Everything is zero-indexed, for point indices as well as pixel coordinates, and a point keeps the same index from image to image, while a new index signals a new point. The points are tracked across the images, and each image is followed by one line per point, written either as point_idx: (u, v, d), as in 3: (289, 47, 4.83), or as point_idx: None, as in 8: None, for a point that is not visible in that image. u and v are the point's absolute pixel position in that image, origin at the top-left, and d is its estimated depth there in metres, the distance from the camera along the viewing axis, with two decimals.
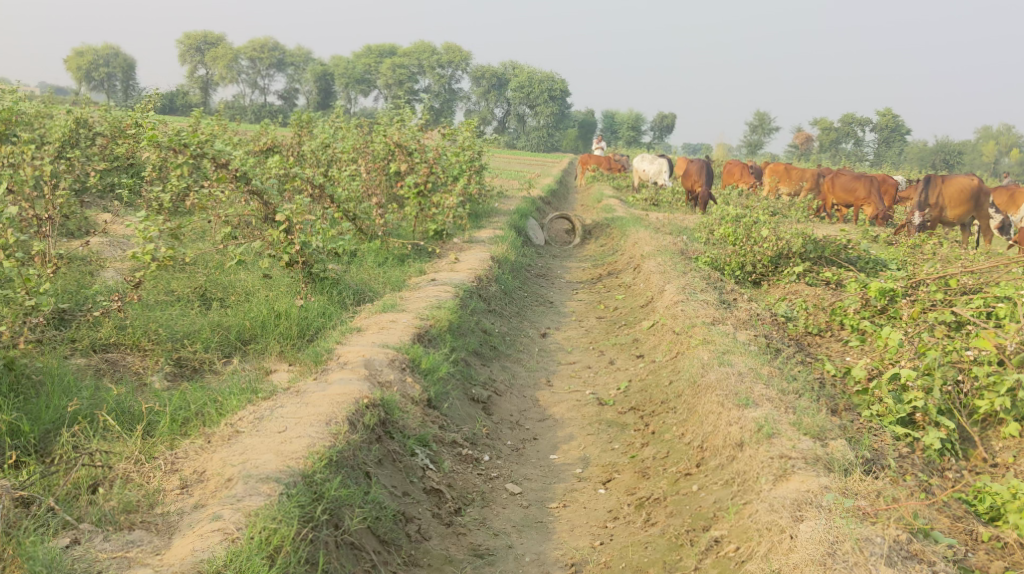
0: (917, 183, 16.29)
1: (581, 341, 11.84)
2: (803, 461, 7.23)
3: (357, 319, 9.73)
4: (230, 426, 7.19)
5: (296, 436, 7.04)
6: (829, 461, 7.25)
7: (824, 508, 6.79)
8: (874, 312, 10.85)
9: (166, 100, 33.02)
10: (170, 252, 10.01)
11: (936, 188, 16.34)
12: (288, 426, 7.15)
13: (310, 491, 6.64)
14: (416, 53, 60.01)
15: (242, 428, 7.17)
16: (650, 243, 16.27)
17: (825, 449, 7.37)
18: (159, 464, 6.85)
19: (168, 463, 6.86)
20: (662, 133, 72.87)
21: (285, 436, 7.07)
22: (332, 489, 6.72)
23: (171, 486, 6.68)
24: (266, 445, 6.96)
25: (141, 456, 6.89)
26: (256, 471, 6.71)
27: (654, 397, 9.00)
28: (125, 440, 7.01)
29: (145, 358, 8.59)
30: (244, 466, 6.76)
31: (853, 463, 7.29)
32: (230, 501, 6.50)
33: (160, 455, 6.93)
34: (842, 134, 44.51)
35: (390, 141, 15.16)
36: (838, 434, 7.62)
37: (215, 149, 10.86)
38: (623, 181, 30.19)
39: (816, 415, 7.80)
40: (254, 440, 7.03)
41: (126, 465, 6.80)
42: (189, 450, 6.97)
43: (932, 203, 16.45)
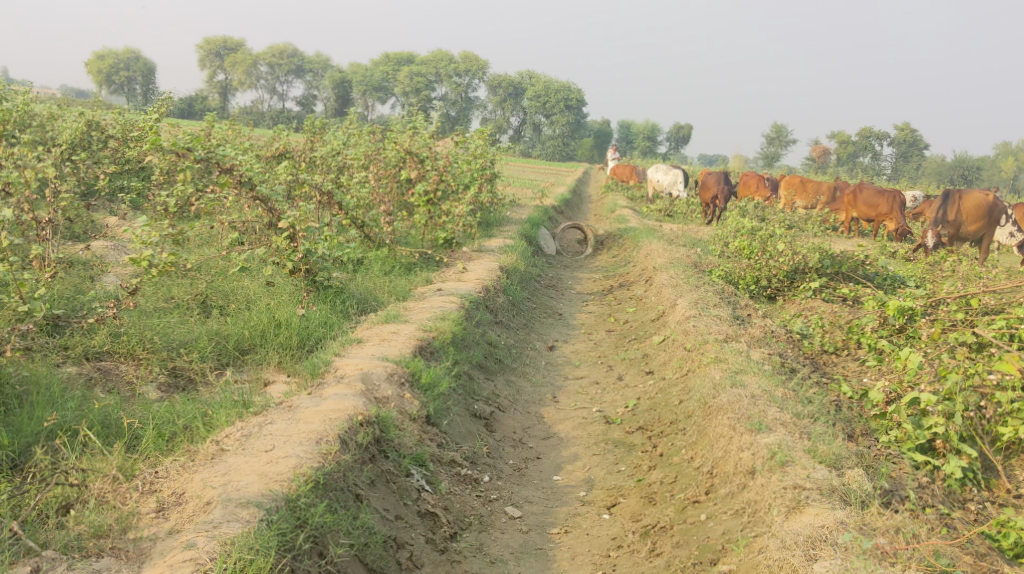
0: (934, 200, 15.93)
1: (589, 355, 11.56)
2: (817, 493, 6.94)
3: (359, 330, 9.44)
4: (215, 443, 6.93)
5: (282, 456, 6.79)
6: (845, 493, 6.95)
7: (840, 547, 6.53)
8: (893, 331, 10.54)
9: (184, 106, 32.85)
10: (169, 258, 9.77)
11: (954, 204, 15.93)
12: (276, 445, 6.89)
13: (293, 518, 6.41)
14: (434, 61, 59.81)
15: (228, 446, 6.90)
16: (662, 254, 15.98)
17: (841, 480, 7.06)
18: (137, 484, 6.60)
19: (147, 483, 6.60)
20: (679, 143, 72.61)
21: (271, 456, 6.81)
22: (316, 515, 6.48)
23: (147, 509, 6.44)
24: (250, 467, 6.70)
25: (119, 475, 6.63)
26: (236, 495, 6.48)
27: (663, 417, 8.69)
28: (106, 456, 6.75)
29: (139, 368, 8.33)
30: (224, 489, 6.52)
31: (870, 495, 6.98)
32: (206, 528, 6.28)
33: (139, 474, 6.67)
34: (860, 147, 44.13)
35: (401, 148, 14.98)
36: (854, 462, 7.30)
37: (220, 153, 10.54)
38: (638, 192, 29.91)
39: (832, 441, 7.47)
40: (239, 459, 6.77)
41: (101, 486, 6.56)
42: (170, 470, 6.71)
43: (951, 220, 16.03)
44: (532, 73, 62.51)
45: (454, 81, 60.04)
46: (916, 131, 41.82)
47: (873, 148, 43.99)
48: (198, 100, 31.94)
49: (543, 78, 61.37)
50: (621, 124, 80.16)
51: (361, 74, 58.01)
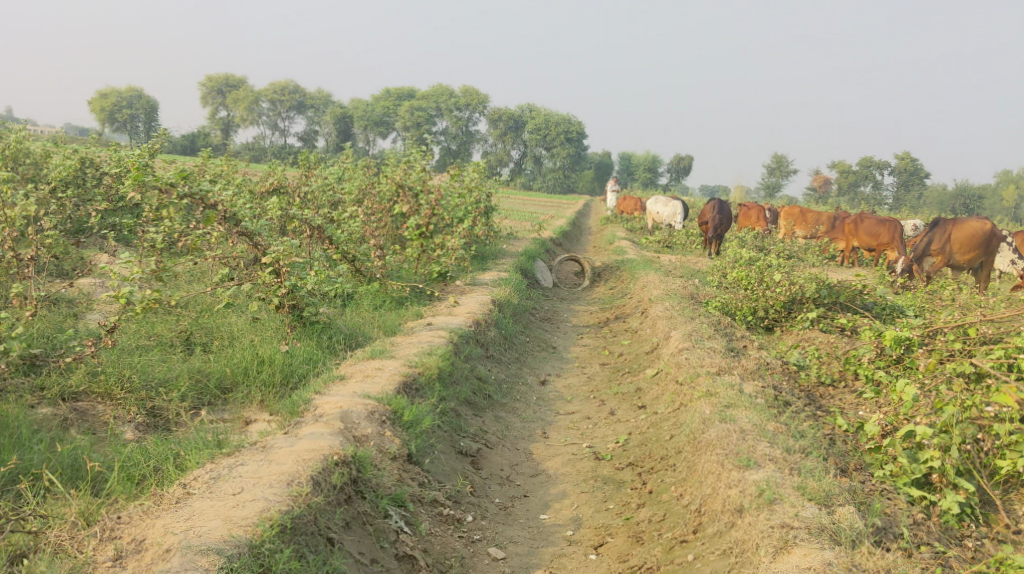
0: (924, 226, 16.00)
1: (581, 389, 11.37)
2: (806, 532, 6.76)
3: (343, 366, 9.25)
4: (182, 486, 6.77)
5: (249, 500, 6.64)
6: (834, 532, 6.77)
7: None
8: (890, 362, 10.38)
9: (185, 143, 32.86)
10: (151, 295, 9.59)
11: (942, 231, 15.95)
12: (244, 488, 6.74)
13: (256, 566, 6.28)
14: (434, 96, 60.00)
15: (195, 489, 6.75)
16: (659, 286, 15.83)
17: (831, 518, 6.88)
18: (95, 531, 6.45)
19: (106, 530, 6.45)
20: (680, 175, 72.63)
21: (238, 499, 6.66)
22: (281, 563, 6.34)
23: (104, 557, 6.29)
24: (215, 511, 6.55)
25: (77, 521, 6.48)
26: (198, 542, 6.31)
27: (654, 453, 8.50)
28: (68, 500, 6.60)
29: (117, 409, 8.15)
30: (186, 535, 6.36)
31: (861, 533, 6.79)
32: None
33: (99, 520, 6.52)
34: (861, 176, 44.10)
35: (393, 182, 14.78)
36: (846, 499, 7.11)
37: (204, 189, 10.37)
38: (637, 223, 29.78)
39: (823, 477, 7.28)
40: (205, 504, 6.61)
41: (59, 533, 6.42)
42: (133, 515, 6.56)
43: (939, 247, 16.00)
44: (533, 107, 62.66)
45: (454, 115, 60.11)
46: (916, 160, 41.75)
47: (874, 177, 43.95)
48: (202, 138, 32.04)
49: (543, 111, 61.53)
50: (622, 156, 80.27)
51: (362, 109, 58.24)
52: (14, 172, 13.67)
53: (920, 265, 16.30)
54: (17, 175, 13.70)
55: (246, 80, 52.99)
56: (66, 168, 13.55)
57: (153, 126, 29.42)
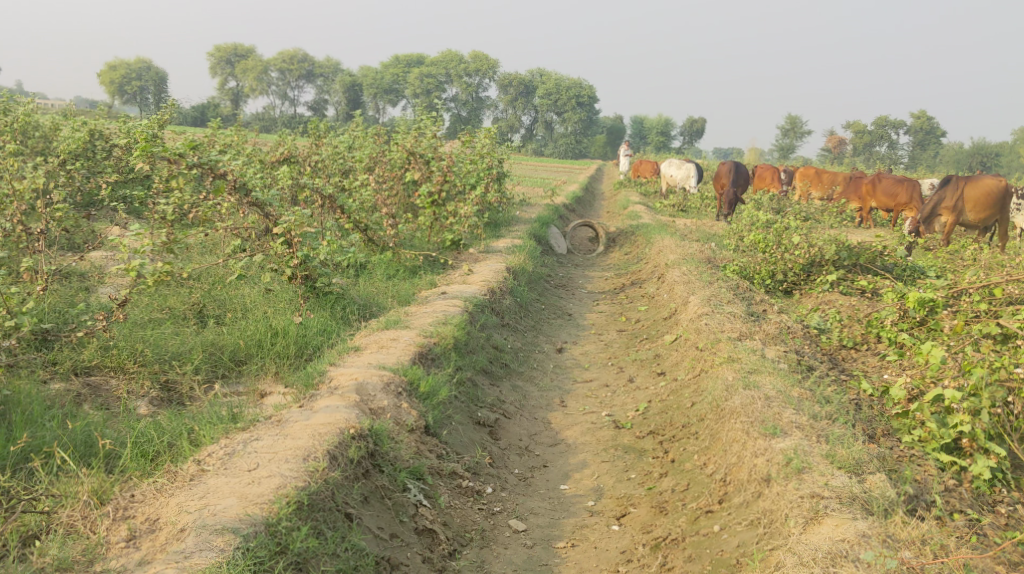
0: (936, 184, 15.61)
1: (598, 357, 11.23)
2: (837, 502, 6.62)
3: (358, 337, 9.11)
4: (196, 463, 6.67)
5: (265, 476, 6.52)
6: (866, 501, 6.62)
7: (862, 565, 6.21)
8: (913, 324, 10.23)
9: (195, 115, 32.62)
10: (162, 268, 9.45)
11: (957, 190, 15.54)
12: (259, 464, 6.63)
13: (273, 545, 6.17)
14: (444, 62, 59.55)
15: (209, 466, 6.64)
16: (674, 251, 15.64)
17: (862, 487, 6.73)
18: (108, 510, 6.34)
19: (119, 509, 6.35)
20: (692, 138, 72.11)
21: (253, 476, 6.55)
22: (298, 541, 6.23)
23: (117, 538, 6.18)
24: (230, 488, 6.45)
25: (90, 501, 6.38)
26: (212, 521, 6.21)
27: (675, 421, 8.36)
28: (80, 479, 6.50)
29: (131, 383, 8.04)
30: (200, 514, 6.26)
31: (894, 502, 6.65)
32: (177, 559, 6.01)
33: (112, 499, 6.42)
34: (876, 137, 43.69)
35: (404, 149, 14.62)
36: (877, 466, 6.95)
37: (214, 159, 10.20)
38: (650, 187, 29.50)
39: (852, 444, 7.13)
40: (220, 481, 6.51)
41: (71, 513, 6.33)
42: (146, 493, 6.45)
43: (950, 206, 15.66)
44: (543, 72, 62.24)
45: (464, 81, 59.67)
46: (932, 118, 41.26)
47: (888, 137, 43.51)
48: (213, 108, 31.87)
49: (554, 76, 61.07)
50: (633, 121, 79.74)
51: (372, 77, 57.87)
52: (23, 145, 13.51)
53: (931, 223, 15.95)
54: (26, 148, 13.55)
55: (255, 50, 52.61)
56: (76, 141, 13.38)
57: (164, 98, 29.26)
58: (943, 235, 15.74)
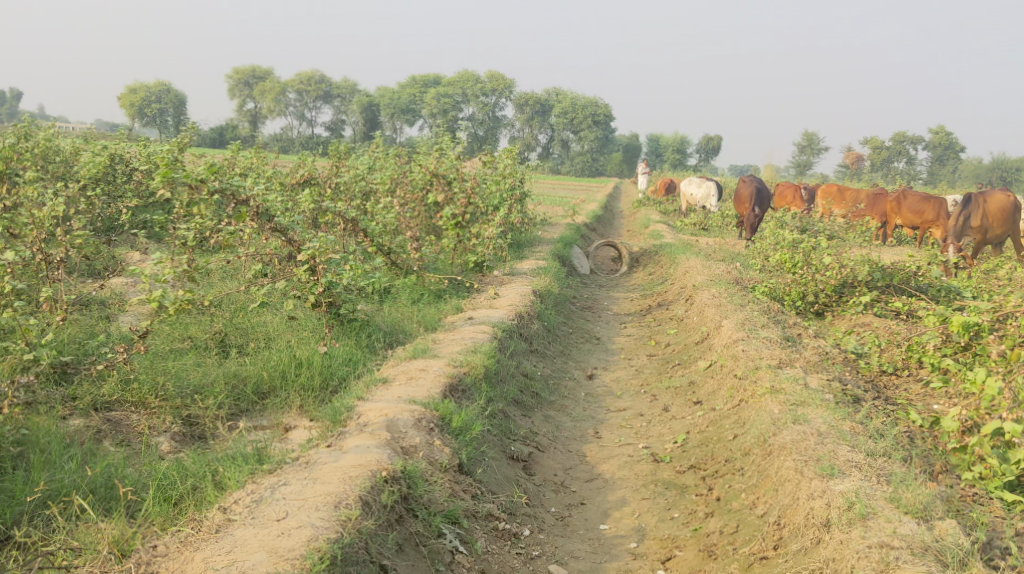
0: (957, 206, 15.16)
1: (630, 383, 10.88)
2: (908, 552, 6.43)
3: (385, 368, 8.77)
4: (222, 512, 6.38)
5: (295, 527, 6.23)
6: (939, 551, 6.45)
7: None
8: (957, 349, 9.89)
9: (214, 137, 32.41)
10: (184, 296, 9.18)
11: (980, 208, 15.14)
12: (288, 513, 6.33)
13: None
14: (460, 81, 59.36)
15: (236, 515, 6.36)
16: (702, 271, 15.27)
17: (932, 534, 6.56)
18: (130, 566, 6.10)
19: (142, 564, 6.10)
20: (709, 155, 71.73)
21: (283, 526, 6.26)
22: None
23: None
24: (259, 541, 6.16)
25: (110, 555, 6.15)
26: None
27: (716, 455, 8.05)
28: (100, 528, 6.28)
29: (152, 418, 7.75)
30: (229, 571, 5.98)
31: (968, 552, 6.47)
32: None
33: (135, 552, 6.18)
34: (894, 152, 43.24)
35: (427, 171, 14.42)
36: (944, 511, 6.76)
37: (236, 184, 9.93)
38: (670, 205, 29.08)
39: (916, 487, 6.92)
40: (248, 532, 6.23)
41: (92, 569, 6.09)
42: (170, 546, 6.20)
43: (977, 226, 15.24)
44: (560, 90, 62.13)
45: (481, 101, 59.55)
46: (951, 134, 40.79)
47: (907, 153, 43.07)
48: (231, 130, 31.62)
49: (570, 95, 60.90)
50: (649, 138, 79.40)
51: (390, 97, 57.75)
52: (42, 170, 13.28)
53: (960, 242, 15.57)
54: (46, 172, 13.31)
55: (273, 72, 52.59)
56: (95, 165, 13.13)
57: (181, 121, 29.04)
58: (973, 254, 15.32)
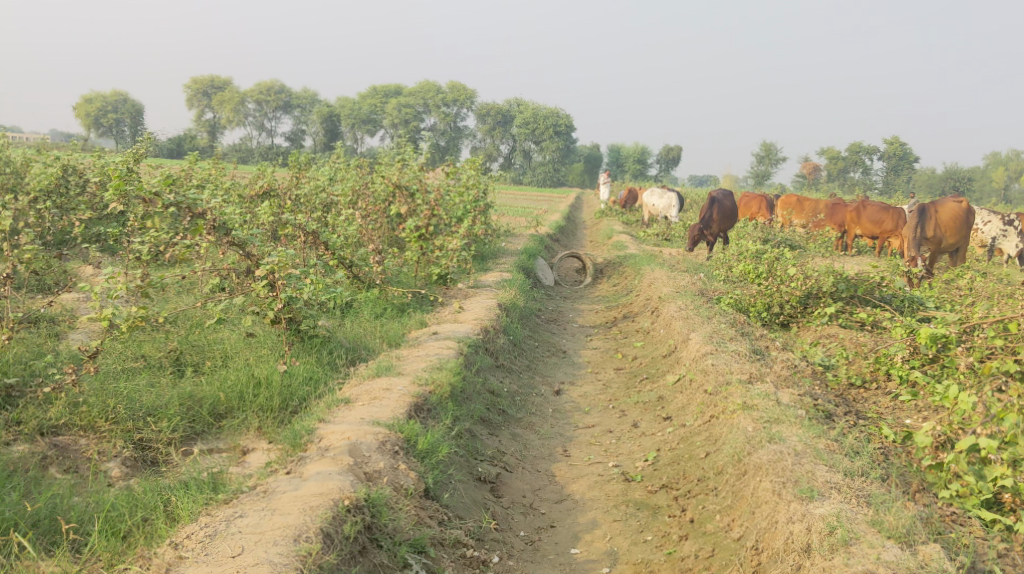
0: (912, 217, 15.03)
1: (599, 399, 10.65)
2: None
3: (347, 387, 8.45)
4: (174, 548, 6.10)
5: (252, 563, 5.96)
6: None
7: None
8: (925, 361, 9.75)
9: (173, 148, 31.90)
10: (138, 313, 8.85)
11: (934, 218, 15.07)
12: (245, 549, 6.06)
13: None
14: (422, 92, 59.10)
15: (188, 552, 6.08)
16: (667, 283, 15.12)
17: (917, 560, 6.43)
18: None
19: None
20: (669, 165, 71.97)
21: (239, 562, 5.98)
22: None
23: None
24: None
25: None
26: None
27: (689, 474, 7.89)
28: (42, 566, 5.99)
29: (102, 442, 7.43)
30: None
31: None
32: None
33: None
34: (850, 163, 43.56)
35: (389, 182, 14.13)
36: (926, 534, 6.65)
37: (191, 197, 9.58)
38: (633, 216, 28.96)
39: (896, 509, 6.81)
40: (201, 570, 5.95)
41: None
42: None
43: (930, 236, 15.15)
44: (521, 101, 62.04)
45: (442, 111, 59.25)
46: (905, 143, 41.02)
47: (863, 164, 43.40)
48: (190, 141, 31.15)
49: (531, 105, 60.79)
50: (610, 148, 79.53)
51: (350, 107, 57.31)
52: None
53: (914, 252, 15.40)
54: None
55: (233, 82, 52.05)
56: (47, 177, 12.74)
57: (138, 134, 28.59)
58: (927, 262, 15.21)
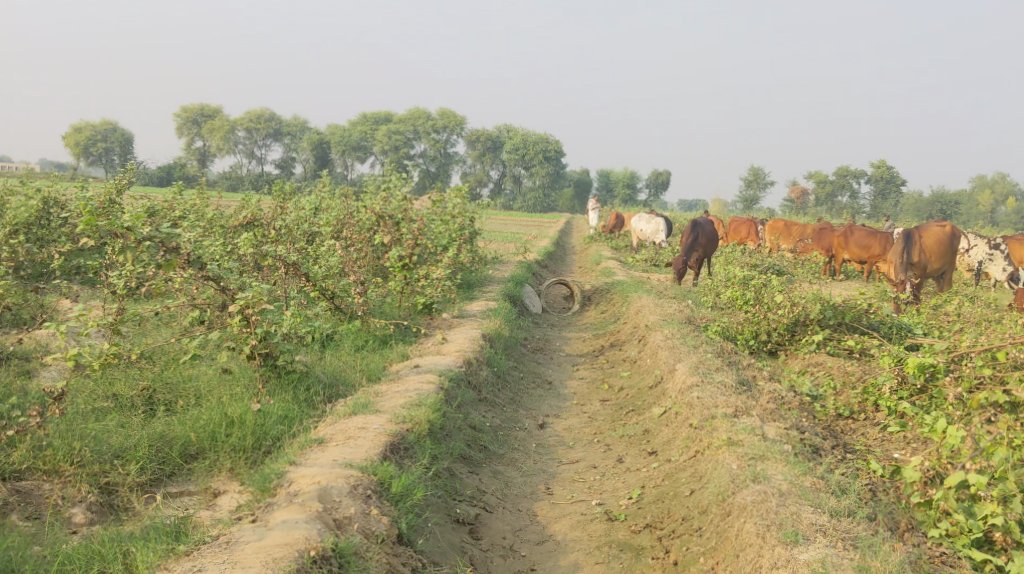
0: (897, 242, 14.92)
1: (583, 432, 10.43)
2: None
3: (322, 427, 8.19)
4: None
5: None
6: None
7: None
8: (913, 392, 9.56)
9: (161, 175, 31.60)
10: (110, 350, 8.63)
11: (919, 243, 14.97)
12: None
13: None
14: (411, 118, 58.93)
15: None
16: (654, 310, 14.93)
17: None
18: None
19: None
20: (658, 190, 72.04)
21: None
22: None
23: None
24: None
25: None
26: None
27: (673, 512, 7.74)
28: None
29: (66, 487, 7.24)
30: None
31: None
32: None
33: None
34: (838, 187, 43.66)
35: (374, 212, 14.02)
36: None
37: (165, 231, 9.36)
38: (622, 242, 28.72)
39: (887, 555, 6.80)
40: None
41: None
42: None
43: (916, 262, 15.04)
44: (510, 127, 62.08)
45: (432, 138, 59.15)
46: (892, 167, 41.11)
47: (850, 188, 43.47)
48: (179, 168, 30.85)
49: (520, 130, 60.82)
50: (599, 172, 79.62)
51: (339, 134, 57.18)
52: None
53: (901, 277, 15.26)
54: None
55: (222, 109, 51.91)
56: (25, 209, 12.51)
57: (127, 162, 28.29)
58: (914, 287, 15.06)
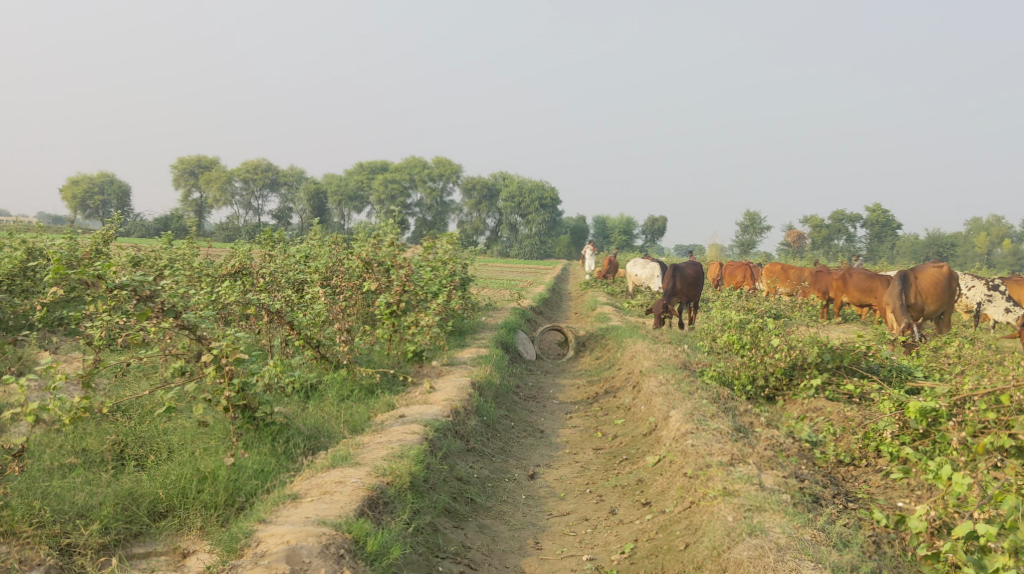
0: (896, 283, 14.61)
1: (575, 483, 10.05)
2: None
3: (298, 481, 7.83)
4: None
5: None
6: None
7: None
8: (915, 437, 9.16)
9: (159, 228, 31.22)
10: (81, 403, 8.28)
11: (916, 285, 14.68)
12: None
13: None
14: (409, 168, 58.80)
15: None
16: (650, 356, 14.56)
17: None
18: None
19: None
20: (655, 236, 71.99)
21: None
22: None
23: None
24: None
25: None
26: None
27: (665, 567, 7.49)
28: None
29: (25, 549, 6.94)
30: None
31: None
32: None
33: None
34: (834, 230, 43.68)
35: (361, 259, 13.37)
36: None
37: (138, 279, 8.96)
38: (619, 287, 28.32)
39: None
40: None
41: None
42: None
43: (914, 304, 14.75)
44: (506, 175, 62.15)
45: (428, 187, 58.72)
46: (887, 211, 41.14)
47: (846, 231, 43.39)
48: (177, 221, 30.45)
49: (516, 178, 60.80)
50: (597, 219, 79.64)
51: (336, 183, 57.01)
52: None
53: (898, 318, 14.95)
54: None
55: (219, 160, 51.84)
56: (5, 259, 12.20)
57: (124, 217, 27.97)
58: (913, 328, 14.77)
